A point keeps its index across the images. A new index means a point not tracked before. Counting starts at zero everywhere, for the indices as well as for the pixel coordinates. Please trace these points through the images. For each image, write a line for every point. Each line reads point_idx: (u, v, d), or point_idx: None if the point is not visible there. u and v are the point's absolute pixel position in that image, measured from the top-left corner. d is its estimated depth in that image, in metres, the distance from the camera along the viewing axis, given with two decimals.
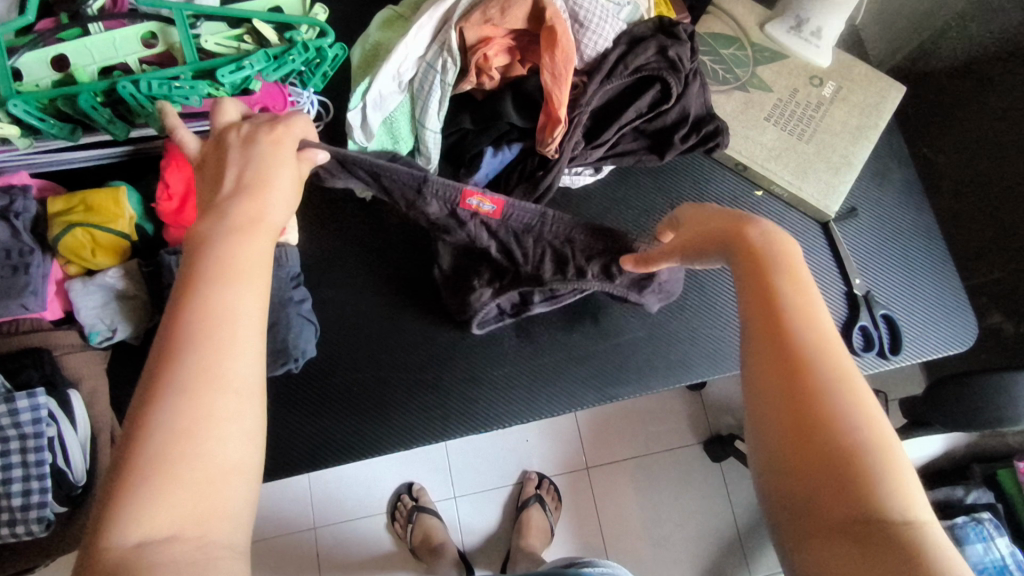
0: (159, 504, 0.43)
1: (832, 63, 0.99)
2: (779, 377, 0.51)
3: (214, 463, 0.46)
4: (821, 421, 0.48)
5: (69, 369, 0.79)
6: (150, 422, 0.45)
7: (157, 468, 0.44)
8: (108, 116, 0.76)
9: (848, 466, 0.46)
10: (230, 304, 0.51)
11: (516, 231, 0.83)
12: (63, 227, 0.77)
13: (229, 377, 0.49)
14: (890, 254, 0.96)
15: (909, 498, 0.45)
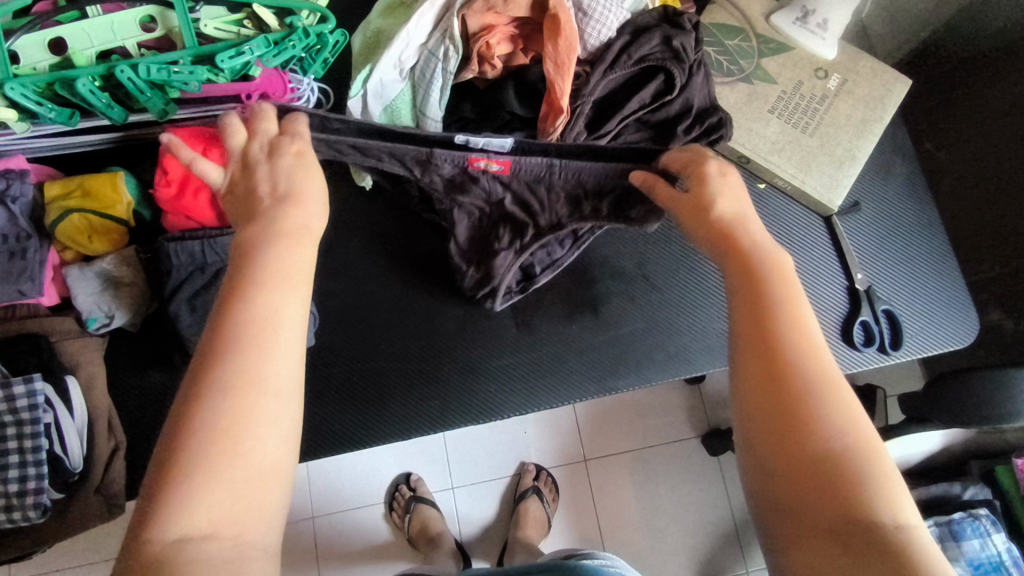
0: (200, 502, 0.45)
1: (838, 55, 0.98)
2: (767, 385, 0.52)
3: (250, 464, 0.48)
4: (810, 427, 0.50)
5: (66, 355, 0.79)
6: (198, 419, 0.47)
7: (197, 467, 0.46)
8: (106, 100, 0.75)
9: (837, 474, 0.48)
10: (274, 309, 0.53)
11: (528, 183, 0.81)
12: (60, 212, 0.76)
13: (267, 379, 0.50)
14: (893, 248, 0.96)
15: (894, 501, 0.48)
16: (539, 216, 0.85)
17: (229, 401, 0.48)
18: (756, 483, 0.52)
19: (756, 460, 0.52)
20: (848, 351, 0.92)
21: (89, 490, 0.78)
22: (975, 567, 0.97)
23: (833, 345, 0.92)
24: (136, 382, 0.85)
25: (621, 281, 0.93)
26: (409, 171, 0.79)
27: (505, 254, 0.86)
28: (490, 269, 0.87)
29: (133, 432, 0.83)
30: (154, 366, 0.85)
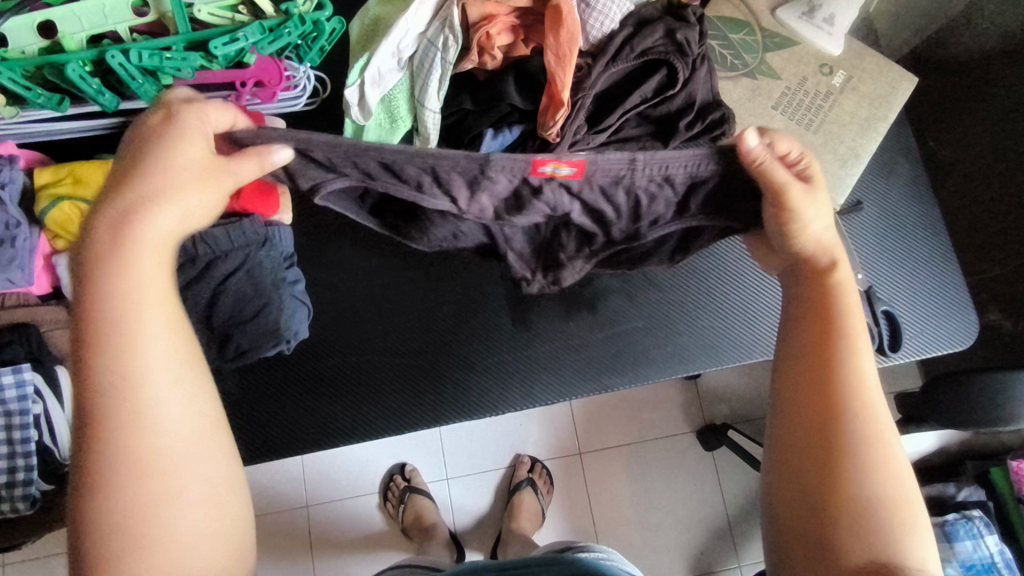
0: (132, 559, 0.51)
1: (843, 51, 0.96)
2: (815, 424, 0.60)
3: (171, 517, 0.52)
4: (846, 464, 0.57)
5: (56, 346, 0.78)
6: (100, 490, 0.51)
7: (121, 532, 0.51)
8: (97, 86, 0.73)
9: (863, 509, 0.56)
10: (136, 361, 0.53)
11: (601, 188, 0.68)
12: (51, 200, 0.75)
13: (149, 428, 0.53)
14: (893, 249, 0.95)
15: (908, 534, 0.56)
16: (615, 221, 0.74)
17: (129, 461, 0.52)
18: (787, 502, 0.60)
19: (790, 483, 0.60)
20: None
21: None
22: (966, 567, 0.97)
23: None
24: None
25: (620, 279, 0.92)
26: (455, 189, 0.67)
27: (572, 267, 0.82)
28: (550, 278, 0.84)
29: None
30: None
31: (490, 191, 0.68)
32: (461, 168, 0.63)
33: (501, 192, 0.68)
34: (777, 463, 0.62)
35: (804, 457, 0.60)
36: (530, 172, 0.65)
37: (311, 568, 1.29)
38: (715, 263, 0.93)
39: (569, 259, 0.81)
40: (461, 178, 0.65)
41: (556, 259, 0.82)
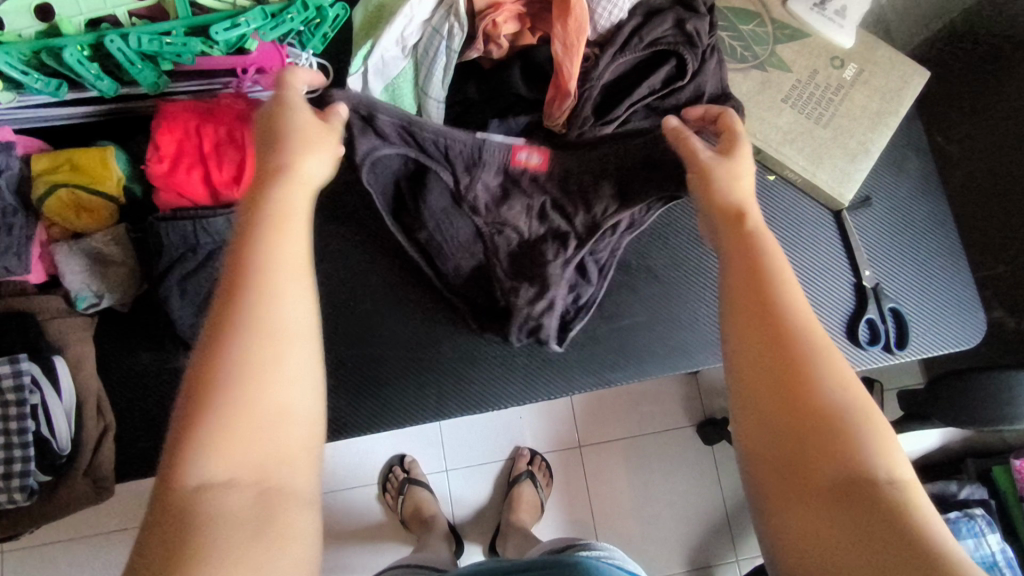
0: (227, 442, 0.46)
1: (855, 44, 0.94)
2: (770, 368, 0.51)
3: (274, 407, 0.49)
4: (814, 404, 0.49)
5: (54, 335, 0.77)
6: (217, 368, 0.48)
7: (219, 413, 0.47)
8: (95, 71, 0.72)
9: (840, 449, 0.48)
10: (283, 258, 0.53)
11: (567, 179, 0.85)
12: (47, 187, 0.74)
13: (287, 320, 0.51)
14: (902, 245, 0.94)
15: (895, 468, 0.47)
16: (585, 216, 0.86)
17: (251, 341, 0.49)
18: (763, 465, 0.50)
19: (763, 444, 0.50)
20: (851, 348, 0.91)
21: (77, 474, 0.76)
22: None
23: (837, 342, 0.91)
24: (125, 364, 0.83)
25: (624, 274, 0.91)
26: (453, 170, 0.82)
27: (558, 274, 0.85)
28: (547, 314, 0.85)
29: (122, 415, 0.81)
30: (144, 347, 0.83)
31: (480, 176, 0.82)
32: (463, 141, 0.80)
33: (488, 174, 0.82)
34: (745, 428, 0.52)
35: (769, 410, 0.50)
36: (511, 158, 0.82)
37: None
38: None
39: (552, 263, 0.85)
40: (461, 158, 0.81)
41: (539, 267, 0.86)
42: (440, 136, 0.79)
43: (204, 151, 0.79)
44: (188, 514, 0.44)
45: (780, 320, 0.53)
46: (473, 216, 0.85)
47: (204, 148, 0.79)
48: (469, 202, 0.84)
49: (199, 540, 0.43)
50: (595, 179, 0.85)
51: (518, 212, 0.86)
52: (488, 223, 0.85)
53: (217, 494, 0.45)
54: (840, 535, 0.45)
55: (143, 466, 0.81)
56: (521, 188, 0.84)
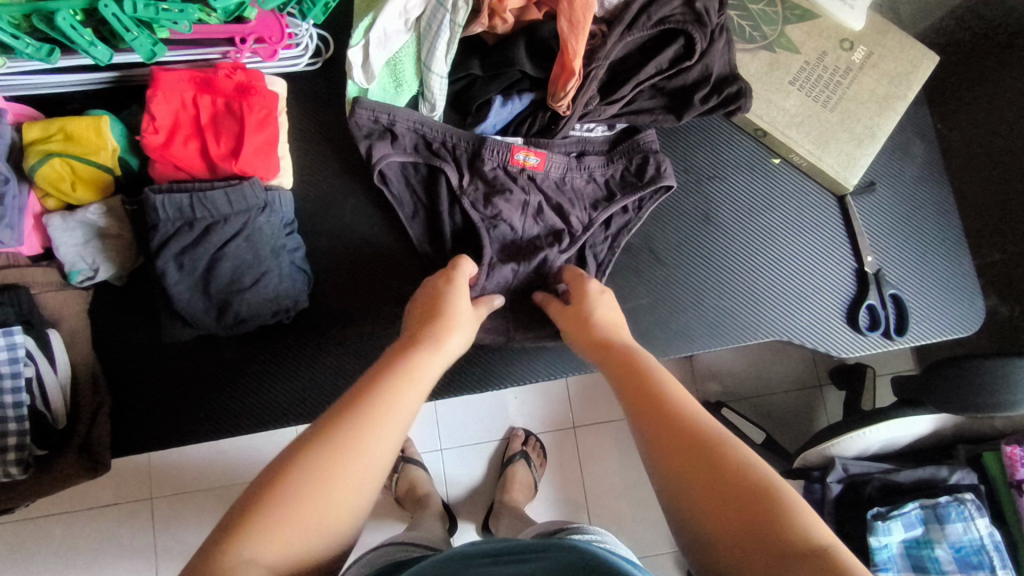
0: (281, 535, 0.48)
1: (865, 26, 0.93)
2: (685, 457, 0.55)
3: (334, 506, 0.51)
4: (735, 480, 0.52)
5: (47, 309, 0.75)
6: (293, 468, 0.51)
7: (288, 511, 0.49)
8: (88, 37, 0.69)
9: (768, 514, 0.49)
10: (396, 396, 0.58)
11: (562, 174, 0.90)
12: (41, 156, 0.72)
13: (374, 447, 0.54)
14: (906, 230, 0.93)
15: (819, 528, 0.48)
16: (574, 209, 0.89)
17: (335, 453, 0.52)
18: (712, 551, 0.51)
19: (700, 530, 0.52)
20: (850, 335, 0.91)
21: (73, 448, 0.74)
22: (956, 549, 0.97)
23: (839, 329, 0.91)
24: (121, 339, 0.81)
25: (628, 254, 0.91)
26: (456, 163, 0.88)
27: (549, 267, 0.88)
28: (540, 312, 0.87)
29: (118, 389, 0.80)
30: (139, 322, 0.82)
31: (481, 170, 0.88)
32: (464, 138, 0.87)
33: (488, 170, 0.88)
34: (688, 517, 0.53)
35: (697, 496, 0.53)
36: (508, 158, 0.88)
37: None
38: (726, 244, 0.92)
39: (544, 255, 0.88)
40: (464, 154, 0.88)
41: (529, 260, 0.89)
42: (444, 137, 0.87)
43: (201, 121, 0.78)
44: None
45: (677, 421, 0.58)
46: (471, 209, 0.87)
47: (201, 118, 0.78)
48: (469, 198, 0.88)
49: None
50: (584, 179, 0.91)
51: (515, 207, 0.88)
52: (489, 217, 0.88)
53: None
54: None
55: (138, 442, 0.80)
56: (518, 186, 0.89)
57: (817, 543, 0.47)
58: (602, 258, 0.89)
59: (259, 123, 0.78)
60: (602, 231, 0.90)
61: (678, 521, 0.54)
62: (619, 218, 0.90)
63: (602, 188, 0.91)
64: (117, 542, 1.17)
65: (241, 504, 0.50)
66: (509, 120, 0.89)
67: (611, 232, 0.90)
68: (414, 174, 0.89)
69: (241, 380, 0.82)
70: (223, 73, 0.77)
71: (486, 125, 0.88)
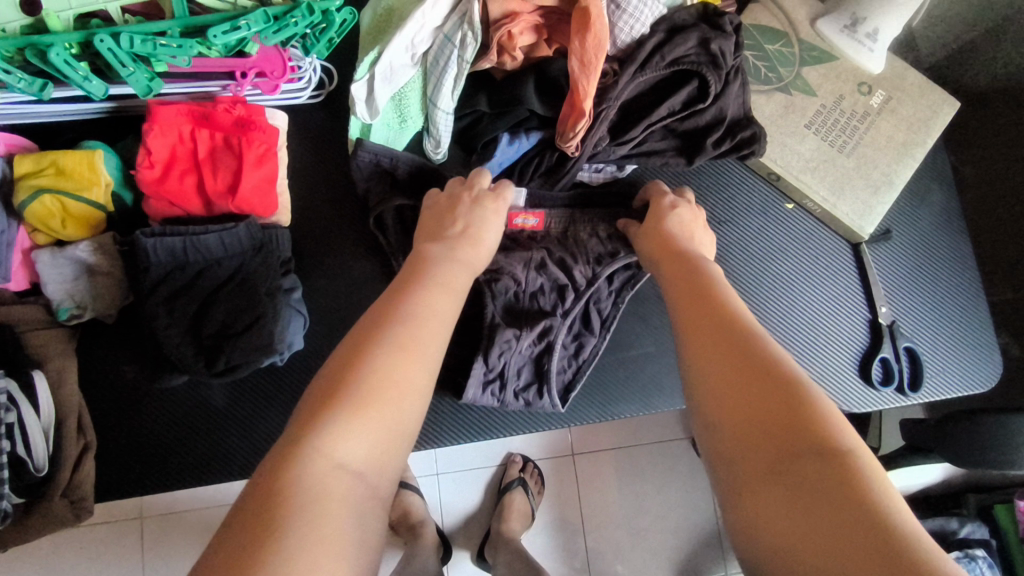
0: (349, 438, 0.46)
1: (884, 69, 0.90)
2: (723, 356, 0.52)
3: (399, 416, 0.50)
4: (761, 376, 0.49)
5: (33, 348, 0.73)
6: (358, 373, 0.50)
7: (358, 413, 0.47)
8: (83, 71, 0.67)
9: (791, 409, 0.46)
10: (428, 308, 0.57)
11: (562, 232, 0.88)
12: (31, 192, 0.70)
13: (430, 360, 0.54)
14: (923, 283, 0.91)
15: (842, 431, 0.45)
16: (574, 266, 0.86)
17: (398, 361, 0.51)
18: (727, 447, 0.48)
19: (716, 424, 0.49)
20: (864, 388, 0.88)
21: (55, 494, 0.72)
22: None
23: (850, 381, 0.88)
24: (109, 378, 0.79)
25: (635, 305, 0.90)
26: None
27: (557, 323, 0.83)
28: (548, 363, 0.83)
29: (104, 429, 0.78)
30: (129, 361, 0.79)
31: None
32: None
33: None
34: (710, 413, 0.50)
35: (723, 390, 0.50)
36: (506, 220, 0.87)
37: None
38: None
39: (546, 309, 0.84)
40: None
41: (537, 315, 0.84)
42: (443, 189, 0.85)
43: (198, 156, 0.76)
44: (294, 499, 0.42)
45: (720, 319, 0.56)
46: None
47: (198, 153, 0.76)
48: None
49: (293, 525, 0.41)
50: (589, 234, 0.88)
51: (515, 262, 0.84)
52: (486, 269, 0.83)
53: (333, 482, 0.44)
54: (795, 512, 0.41)
55: (125, 482, 0.78)
56: (519, 245, 0.87)
57: (840, 447, 0.44)
58: (607, 316, 0.86)
59: (258, 159, 0.76)
60: (608, 287, 0.86)
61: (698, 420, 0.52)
62: (623, 273, 0.87)
63: (606, 244, 0.87)
64: (103, 570, 1.14)
65: (306, 406, 0.48)
66: (515, 160, 0.86)
67: (615, 286, 0.86)
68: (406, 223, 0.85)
69: (230, 422, 0.80)
70: (223, 107, 0.75)
71: (492, 163, 0.85)
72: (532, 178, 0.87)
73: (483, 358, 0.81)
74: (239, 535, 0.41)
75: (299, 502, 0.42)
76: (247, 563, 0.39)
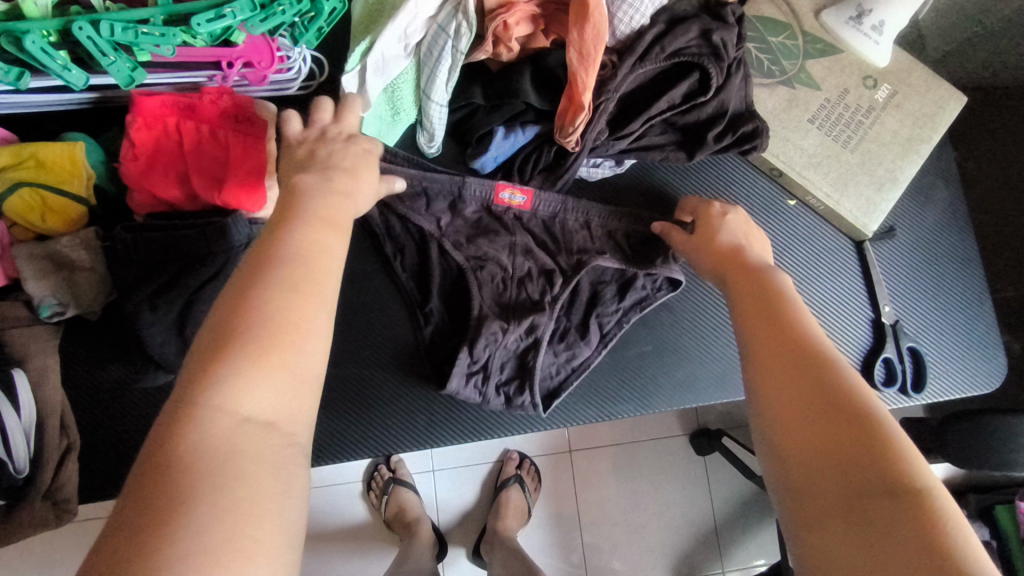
0: (252, 391, 0.44)
1: (890, 63, 0.88)
2: (791, 377, 0.52)
3: (305, 363, 0.47)
4: (837, 404, 0.48)
5: (14, 345, 0.71)
6: (251, 320, 0.46)
7: (255, 360, 0.44)
8: (61, 60, 0.64)
9: (863, 441, 0.46)
10: (328, 244, 0.54)
11: (547, 220, 0.86)
12: (8, 184, 0.68)
13: (329, 296, 0.51)
14: (928, 282, 0.89)
15: (921, 468, 0.44)
16: (558, 258, 0.85)
17: (295, 302, 0.48)
18: (796, 472, 0.47)
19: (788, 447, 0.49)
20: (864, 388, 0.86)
21: (37, 496, 0.70)
22: None
23: None
24: (93, 376, 0.77)
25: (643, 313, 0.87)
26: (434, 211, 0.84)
27: (543, 318, 0.83)
28: (532, 359, 0.83)
29: (88, 429, 0.76)
30: (114, 359, 0.77)
31: (464, 212, 0.85)
32: (445, 187, 0.83)
33: (471, 213, 0.85)
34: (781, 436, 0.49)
35: (791, 410, 0.50)
36: (492, 197, 0.84)
37: None
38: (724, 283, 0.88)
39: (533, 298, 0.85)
40: (444, 198, 0.84)
41: (527, 308, 0.84)
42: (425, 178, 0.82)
43: (183, 149, 0.74)
44: (196, 467, 0.40)
45: (788, 342, 0.55)
46: (454, 251, 0.84)
47: (183, 145, 0.74)
48: (449, 239, 0.84)
49: (201, 493, 0.39)
50: (576, 223, 0.86)
51: (499, 249, 0.85)
52: (472, 256, 0.85)
53: (242, 440, 0.42)
54: (865, 554, 0.41)
55: (110, 483, 0.76)
56: (504, 226, 0.85)
57: (916, 485, 0.43)
58: (610, 323, 0.85)
59: (243, 154, 0.74)
60: (613, 302, 0.85)
61: (763, 441, 0.51)
62: (635, 292, 0.85)
63: (595, 236, 0.86)
64: None
65: (195, 360, 0.44)
66: (511, 154, 0.84)
67: (624, 304, 0.85)
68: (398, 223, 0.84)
69: None
70: (209, 98, 0.73)
71: (486, 157, 0.83)
72: (533, 174, 0.85)
73: (468, 349, 0.81)
74: (137, 514, 0.38)
75: (201, 466, 0.40)
76: (148, 543, 0.37)
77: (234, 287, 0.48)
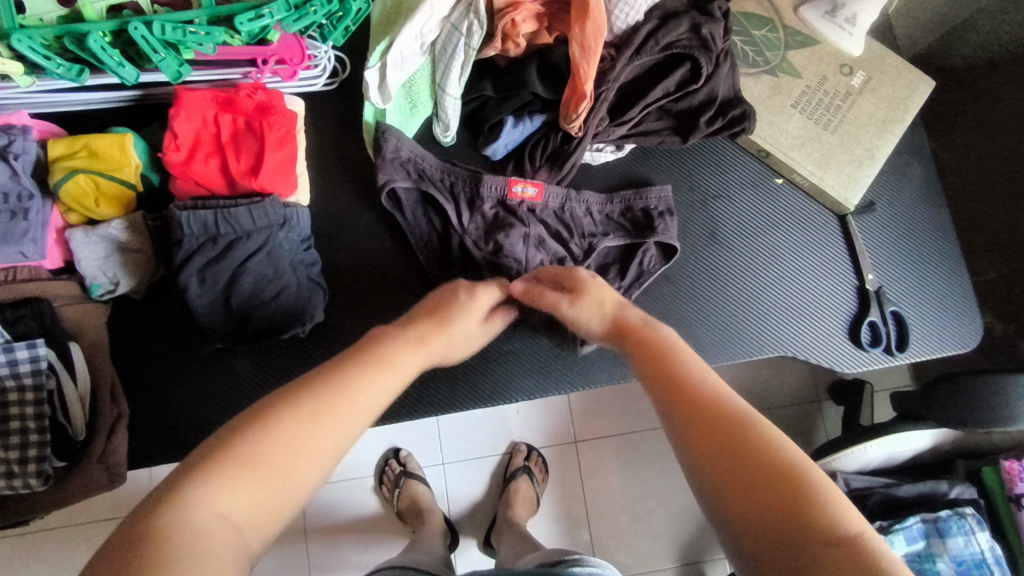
0: (232, 493, 0.49)
1: (864, 52, 0.96)
2: (710, 441, 0.55)
3: (305, 469, 0.53)
4: (760, 464, 0.52)
5: (68, 322, 0.77)
6: (273, 415, 0.54)
7: (246, 476, 0.50)
8: (117, 58, 0.71)
9: (788, 496, 0.50)
10: (389, 358, 0.64)
11: (558, 212, 0.92)
12: (66, 172, 0.73)
13: (357, 416, 0.58)
14: (906, 252, 0.96)
15: (845, 516, 0.49)
16: (570, 245, 0.91)
17: (319, 417, 0.55)
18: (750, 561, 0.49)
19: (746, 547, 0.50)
20: (852, 351, 0.93)
21: (91, 461, 0.76)
22: (958, 563, 0.99)
23: (842, 345, 0.93)
24: (139, 354, 0.83)
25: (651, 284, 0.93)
26: (456, 205, 0.89)
27: None
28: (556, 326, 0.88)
29: (134, 400, 0.82)
30: (157, 336, 0.83)
31: (482, 209, 0.90)
32: (464, 179, 0.89)
33: (488, 211, 0.90)
34: (729, 530, 0.52)
35: (720, 472, 0.53)
36: (506, 191, 0.89)
37: (307, 555, 1.30)
38: (731, 258, 0.94)
39: None
40: (464, 193, 0.89)
41: None
42: (444, 173, 0.89)
43: (221, 139, 0.79)
44: (162, 538, 0.45)
45: (698, 399, 0.59)
46: (475, 249, 0.89)
47: (221, 136, 0.79)
48: (471, 235, 0.89)
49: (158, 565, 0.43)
50: (582, 213, 0.92)
51: (516, 241, 0.90)
52: (490, 251, 0.90)
53: (210, 529, 0.47)
54: None
55: (153, 453, 0.82)
56: (519, 218, 0.90)
57: (846, 532, 0.47)
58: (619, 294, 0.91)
59: (278, 143, 0.80)
60: (616, 281, 0.91)
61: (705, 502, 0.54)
62: (636, 266, 0.91)
63: (599, 222, 0.93)
64: None
65: (198, 454, 0.51)
66: (521, 142, 0.91)
67: (627, 281, 0.91)
68: (426, 218, 0.90)
69: (253, 392, 0.83)
70: (245, 93, 0.80)
71: (498, 144, 0.89)
72: (539, 160, 0.91)
73: None
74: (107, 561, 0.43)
75: (174, 541, 0.45)
76: None
77: (275, 394, 0.56)
